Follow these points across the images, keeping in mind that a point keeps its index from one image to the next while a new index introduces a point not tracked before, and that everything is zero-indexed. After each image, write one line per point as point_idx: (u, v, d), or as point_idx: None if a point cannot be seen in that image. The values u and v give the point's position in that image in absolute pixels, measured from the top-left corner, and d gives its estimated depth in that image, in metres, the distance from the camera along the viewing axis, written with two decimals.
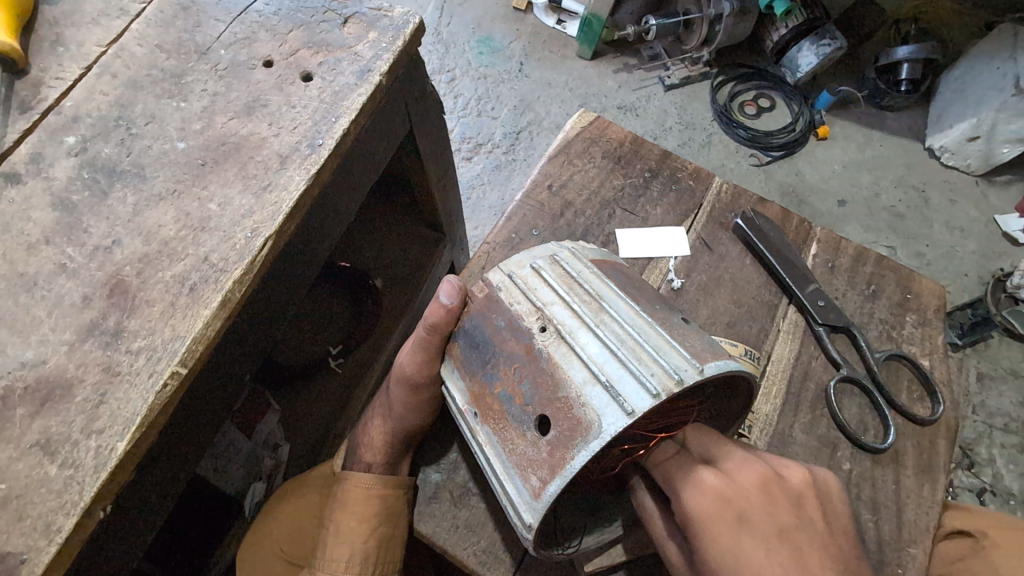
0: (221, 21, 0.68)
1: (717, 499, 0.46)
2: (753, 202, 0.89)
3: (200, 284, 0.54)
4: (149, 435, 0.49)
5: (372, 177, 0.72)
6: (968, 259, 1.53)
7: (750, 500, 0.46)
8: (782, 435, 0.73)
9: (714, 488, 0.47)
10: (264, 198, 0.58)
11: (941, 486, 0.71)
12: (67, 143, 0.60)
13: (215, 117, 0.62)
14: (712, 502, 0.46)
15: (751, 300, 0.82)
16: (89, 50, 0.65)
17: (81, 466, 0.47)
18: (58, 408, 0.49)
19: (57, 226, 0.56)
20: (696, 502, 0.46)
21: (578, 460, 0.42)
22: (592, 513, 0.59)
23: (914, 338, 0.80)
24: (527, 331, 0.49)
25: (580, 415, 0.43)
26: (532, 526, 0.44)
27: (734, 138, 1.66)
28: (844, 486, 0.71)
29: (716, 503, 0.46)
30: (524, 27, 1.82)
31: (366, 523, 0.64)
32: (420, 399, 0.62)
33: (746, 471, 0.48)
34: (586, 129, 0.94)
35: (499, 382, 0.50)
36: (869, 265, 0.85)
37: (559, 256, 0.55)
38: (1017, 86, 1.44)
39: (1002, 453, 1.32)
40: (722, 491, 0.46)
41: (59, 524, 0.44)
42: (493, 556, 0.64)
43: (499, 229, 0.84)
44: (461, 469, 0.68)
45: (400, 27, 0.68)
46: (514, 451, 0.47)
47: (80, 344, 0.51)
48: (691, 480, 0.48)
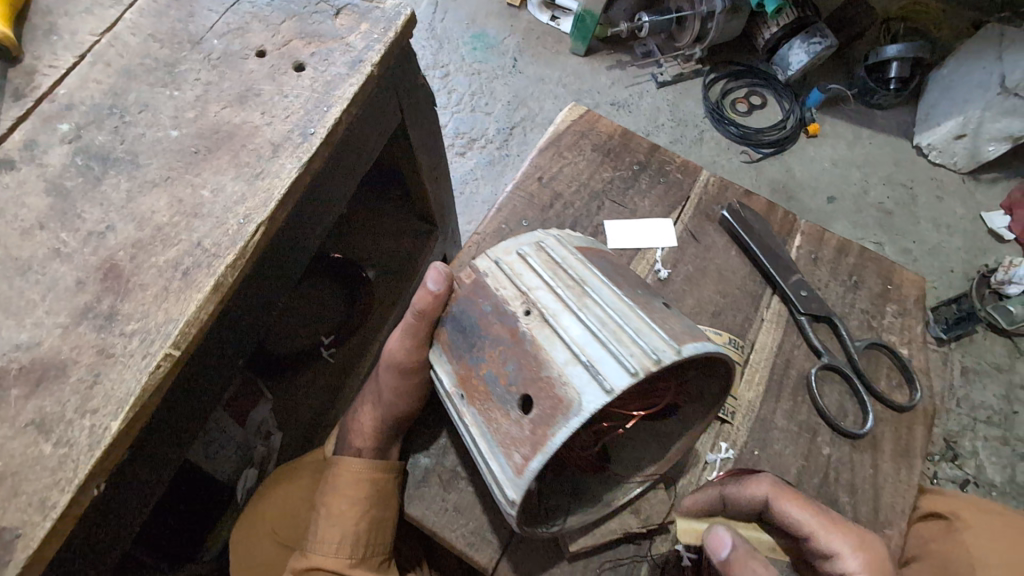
0: (214, 12, 0.69)
1: (874, 552, 0.57)
2: (740, 194, 0.91)
3: (193, 269, 0.55)
4: (142, 416, 0.50)
5: (364, 166, 0.73)
6: (954, 255, 1.55)
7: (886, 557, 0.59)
8: (764, 421, 0.75)
9: (872, 544, 0.58)
10: (256, 185, 0.59)
11: (917, 471, 0.73)
12: (61, 131, 0.61)
13: (208, 106, 0.63)
14: (874, 555, 0.57)
15: (735, 290, 0.83)
16: (83, 39, 0.66)
17: (76, 444, 0.48)
18: (52, 388, 0.50)
19: (52, 211, 0.57)
20: (863, 554, 0.57)
21: (559, 436, 0.43)
22: (575, 495, 0.60)
23: (893, 327, 0.82)
24: (512, 315, 0.51)
25: (562, 393, 0.45)
26: (515, 501, 0.45)
27: (726, 135, 1.68)
28: (823, 469, 0.73)
29: (877, 559, 0.57)
30: (518, 23, 1.83)
31: (357, 505, 0.65)
32: (409, 384, 0.63)
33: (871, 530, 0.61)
34: (576, 122, 0.95)
35: (485, 364, 0.51)
36: (851, 256, 0.87)
37: (545, 242, 0.56)
38: (1003, 85, 1.47)
39: (985, 445, 1.35)
40: (876, 547, 0.58)
41: (54, 500, 0.46)
42: (480, 538, 0.65)
43: (489, 220, 0.85)
44: (450, 453, 0.69)
45: (392, 19, 0.69)
46: (498, 430, 0.48)
47: (74, 327, 0.52)
48: (854, 533, 0.58)
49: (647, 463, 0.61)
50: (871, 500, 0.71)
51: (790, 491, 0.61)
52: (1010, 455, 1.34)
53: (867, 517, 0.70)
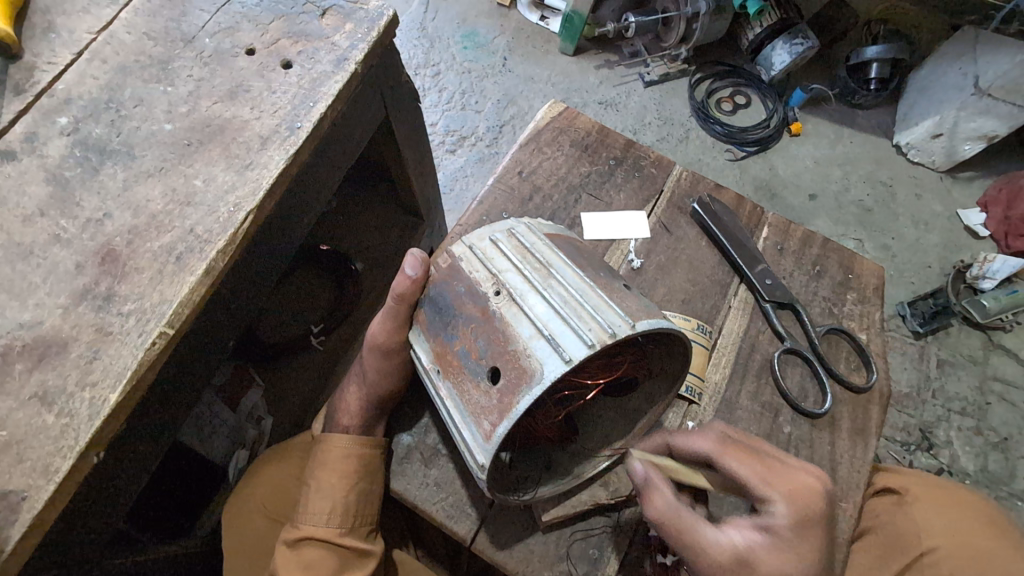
0: (205, 12, 0.73)
1: (812, 503, 0.54)
2: (710, 188, 0.95)
3: (186, 254, 0.59)
4: (139, 389, 0.54)
5: (350, 159, 0.77)
6: (931, 251, 1.60)
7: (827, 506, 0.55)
8: (729, 402, 0.80)
9: (811, 494, 0.54)
10: (246, 176, 0.63)
11: (872, 448, 0.78)
12: (60, 124, 0.64)
13: (200, 101, 0.67)
14: (811, 506, 0.54)
15: (705, 280, 0.88)
16: (79, 37, 0.69)
17: (77, 415, 0.51)
18: (53, 364, 0.53)
19: (52, 199, 0.60)
20: (798, 505, 0.53)
21: (522, 404, 0.47)
22: (547, 469, 0.64)
23: (854, 314, 0.87)
24: (483, 295, 0.55)
25: (526, 365, 0.49)
26: (484, 465, 0.49)
27: (710, 134, 1.73)
28: (784, 447, 0.77)
29: (812, 511, 0.54)
30: (507, 23, 1.87)
31: (344, 479, 0.68)
32: (391, 366, 0.66)
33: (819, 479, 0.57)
34: (555, 119, 0.99)
35: (458, 342, 0.55)
36: (815, 247, 0.91)
37: (516, 229, 0.60)
38: (976, 86, 1.50)
39: (958, 435, 1.40)
40: (816, 498, 0.54)
41: (57, 465, 0.49)
42: (460, 511, 0.69)
43: (471, 212, 0.89)
44: (432, 432, 0.73)
45: (375, 20, 0.73)
46: (470, 401, 0.52)
47: (74, 307, 0.56)
48: (793, 481, 0.55)
49: (615, 438, 0.65)
50: (829, 475, 0.76)
51: (733, 442, 0.58)
52: (983, 444, 1.39)
53: None
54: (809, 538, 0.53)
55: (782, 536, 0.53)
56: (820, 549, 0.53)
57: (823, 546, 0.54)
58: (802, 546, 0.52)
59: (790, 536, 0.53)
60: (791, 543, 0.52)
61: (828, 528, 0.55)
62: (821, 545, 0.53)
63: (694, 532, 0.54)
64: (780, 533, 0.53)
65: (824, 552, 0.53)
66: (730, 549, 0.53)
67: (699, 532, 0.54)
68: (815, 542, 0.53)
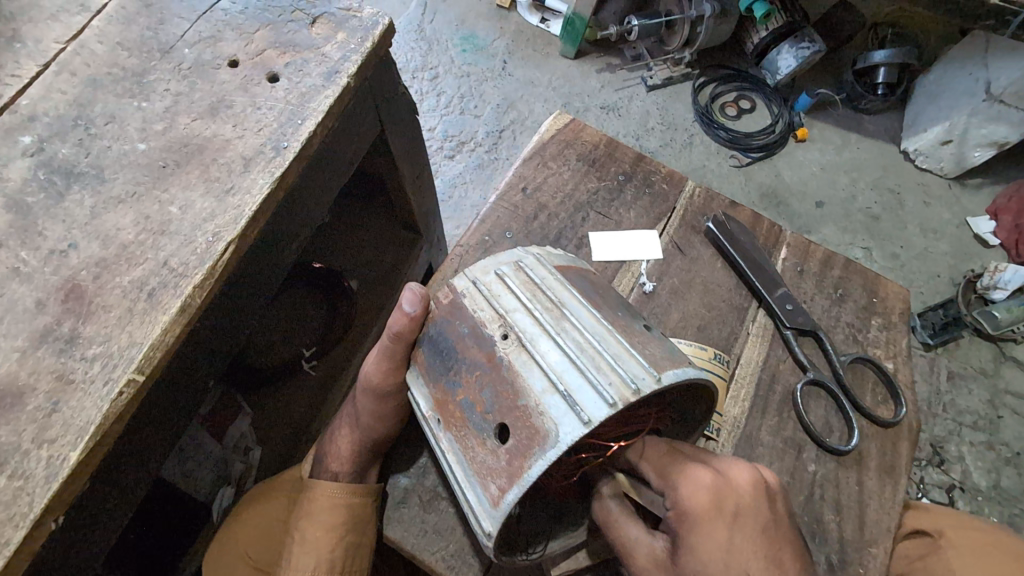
0: (185, 20, 0.67)
1: (713, 495, 0.51)
2: (725, 205, 0.90)
3: (158, 289, 0.53)
4: (103, 445, 0.48)
5: (343, 178, 0.71)
6: (940, 260, 1.54)
7: (740, 498, 0.52)
8: (750, 437, 0.74)
9: (712, 483, 0.51)
10: (227, 202, 0.57)
11: (902, 488, 0.72)
12: (23, 143, 0.58)
13: (178, 118, 0.61)
14: (710, 499, 0.50)
15: (721, 304, 0.82)
16: (47, 47, 0.64)
17: (32, 477, 0.46)
18: (8, 417, 0.47)
19: (11, 228, 0.55)
20: (694, 500, 0.50)
21: (536, 469, 0.43)
22: (558, 519, 0.60)
23: (879, 341, 0.82)
24: (489, 338, 0.50)
25: (538, 424, 0.44)
26: (492, 535, 0.45)
27: (715, 139, 1.67)
28: (808, 487, 0.72)
29: (713, 503, 0.50)
30: (507, 25, 1.81)
31: (331, 532, 0.63)
32: (388, 408, 0.62)
33: (738, 470, 0.54)
34: (560, 132, 0.94)
35: (461, 390, 0.51)
36: (836, 269, 0.86)
37: (524, 262, 0.56)
38: (987, 91, 1.45)
39: (970, 450, 1.31)
40: (718, 488, 0.51)
41: (7, 537, 0.44)
42: (461, 561, 0.63)
43: (472, 232, 0.84)
44: (430, 473, 0.68)
45: (369, 29, 0.68)
46: (475, 459, 0.48)
47: (32, 351, 0.50)
48: (692, 474, 0.52)
49: None
50: (857, 518, 0.70)
51: (657, 447, 0.55)
52: (995, 459, 1.30)
53: (852, 536, 0.69)
54: (710, 532, 0.49)
55: (681, 533, 0.50)
56: (726, 543, 0.49)
57: (738, 540, 0.50)
58: (703, 542, 0.49)
59: (689, 532, 0.50)
60: (689, 539, 0.50)
61: (742, 521, 0.51)
62: (728, 538, 0.49)
63: (617, 529, 0.53)
64: (679, 529, 0.50)
65: (733, 547, 0.49)
66: (642, 548, 0.52)
67: (623, 530, 0.53)
68: (720, 535, 0.49)
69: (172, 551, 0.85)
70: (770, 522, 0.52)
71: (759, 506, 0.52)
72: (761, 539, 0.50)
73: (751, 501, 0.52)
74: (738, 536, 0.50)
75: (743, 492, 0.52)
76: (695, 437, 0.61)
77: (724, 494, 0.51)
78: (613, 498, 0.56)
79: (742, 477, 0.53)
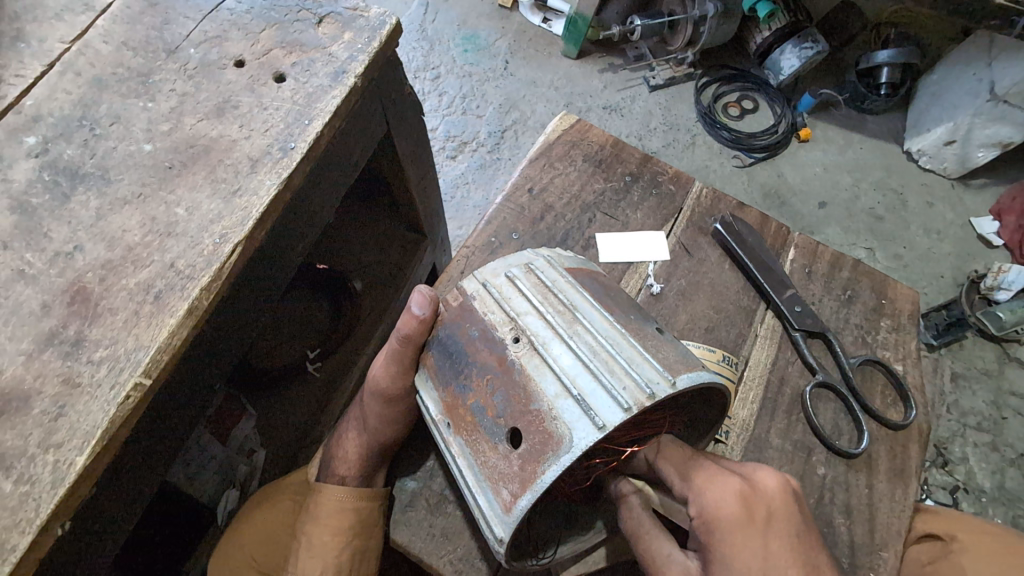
0: (190, 19, 0.66)
1: (743, 501, 0.51)
2: (733, 206, 0.89)
3: (165, 292, 0.53)
4: (109, 451, 0.47)
5: (350, 177, 0.70)
6: (944, 260, 1.54)
7: (770, 503, 0.51)
8: (759, 440, 0.74)
9: (741, 489, 0.51)
10: (234, 203, 0.57)
11: (913, 491, 0.72)
12: (28, 144, 0.58)
13: (184, 118, 0.61)
14: (739, 504, 0.50)
15: (729, 305, 0.82)
16: (52, 47, 0.63)
17: (38, 482, 0.45)
18: (13, 421, 0.47)
19: (16, 230, 0.54)
20: (723, 507, 0.50)
21: (549, 475, 0.43)
22: (568, 523, 0.61)
23: (889, 343, 0.81)
24: (500, 341, 0.51)
25: (551, 429, 0.45)
26: (503, 540, 0.45)
27: (718, 139, 1.66)
28: (818, 490, 0.71)
29: (743, 509, 0.50)
30: (509, 25, 1.81)
31: (339, 536, 0.63)
32: (396, 411, 0.62)
33: (764, 475, 0.54)
34: (567, 132, 0.94)
35: (472, 394, 0.51)
36: (845, 270, 0.86)
37: (534, 265, 0.57)
38: (992, 91, 1.43)
39: (975, 451, 1.30)
40: (747, 493, 0.51)
41: (13, 543, 0.43)
42: (469, 565, 0.63)
43: (478, 233, 0.83)
44: (437, 476, 0.67)
45: (376, 28, 0.67)
46: (486, 464, 0.48)
47: (38, 354, 0.50)
48: (719, 481, 0.52)
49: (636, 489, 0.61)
50: (867, 522, 0.70)
51: (682, 453, 0.55)
52: (999, 460, 1.29)
53: (863, 539, 0.69)
54: (744, 540, 0.49)
55: (712, 543, 0.50)
56: (761, 549, 0.49)
57: (773, 546, 0.49)
58: (735, 549, 0.49)
59: (720, 541, 0.49)
60: (721, 549, 0.49)
61: (775, 526, 0.50)
62: (764, 545, 0.49)
63: (647, 543, 0.52)
64: (709, 539, 0.50)
65: (769, 553, 0.49)
66: (675, 563, 0.51)
67: (653, 544, 0.52)
68: (754, 542, 0.49)
69: (174, 558, 0.85)
70: (801, 527, 0.52)
71: (791, 511, 0.52)
72: (795, 546, 0.50)
73: (781, 506, 0.52)
74: (773, 543, 0.49)
75: (772, 498, 0.52)
76: (707, 440, 0.61)
77: (754, 500, 0.51)
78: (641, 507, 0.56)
79: (769, 481, 0.53)
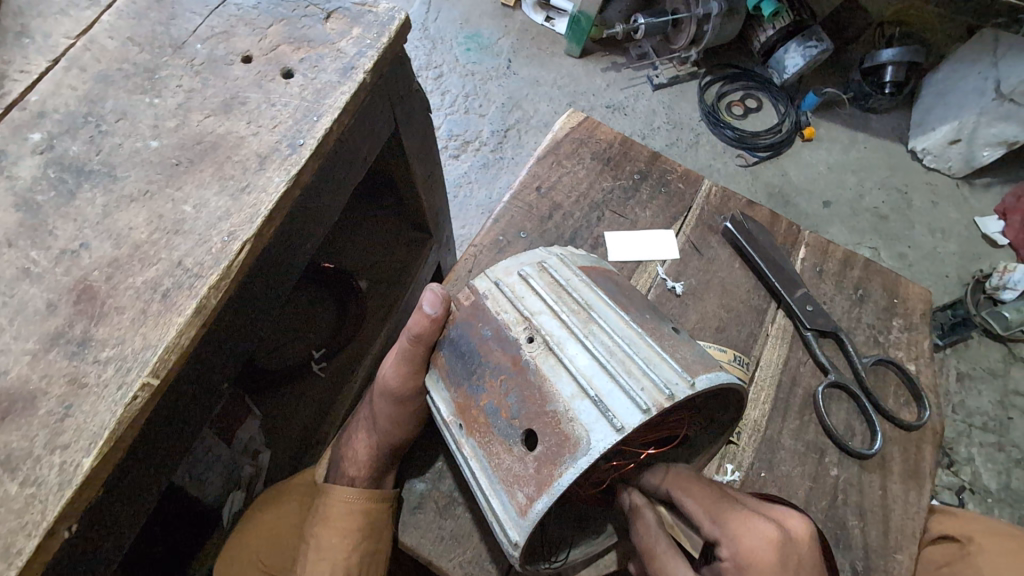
0: (197, 14, 0.66)
1: (778, 549, 0.48)
2: (742, 205, 0.88)
3: (173, 290, 0.52)
4: (116, 452, 0.47)
5: (357, 175, 0.69)
6: (949, 259, 1.53)
7: (802, 552, 0.49)
8: (770, 441, 0.73)
9: (777, 536, 0.49)
10: (242, 200, 0.56)
11: (927, 492, 0.71)
12: (33, 141, 0.57)
13: (191, 114, 0.60)
14: (774, 552, 0.48)
15: (739, 305, 0.81)
16: (57, 42, 0.62)
17: (44, 483, 0.44)
18: (19, 422, 0.46)
19: (21, 227, 0.53)
20: (758, 552, 0.48)
21: (566, 478, 0.43)
22: (579, 526, 0.60)
23: (900, 343, 0.80)
24: (515, 342, 0.51)
25: (569, 430, 0.45)
26: (519, 544, 0.44)
27: (722, 139, 1.65)
28: (831, 491, 0.70)
29: (777, 558, 0.48)
30: (513, 23, 1.80)
31: (348, 539, 0.62)
32: (407, 412, 0.61)
33: (795, 522, 0.52)
34: (575, 129, 0.93)
35: (485, 395, 0.51)
36: (856, 269, 0.85)
37: (547, 263, 0.56)
38: (997, 90, 1.42)
39: (980, 452, 1.29)
40: (782, 541, 0.49)
41: (20, 546, 0.42)
42: (479, 568, 0.62)
43: (486, 231, 0.82)
44: (446, 478, 0.66)
45: (386, 23, 0.66)
46: (500, 466, 0.48)
47: (44, 354, 0.49)
48: (753, 525, 0.50)
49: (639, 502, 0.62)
50: (881, 523, 0.69)
51: (708, 490, 0.55)
52: (1005, 461, 1.28)
53: (877, 541, 0.68)
54: None
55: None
56: None
57: None
58: None
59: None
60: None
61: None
62: None
63: (662, 563, 0.51)
64: None
65: None
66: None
67: (666, 566, 0.51)
68: None
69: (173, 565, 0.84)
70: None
71: (818, 560, 0.50)
72: None
73: (813, 555, 0.49)
74: None
75: (803, 547, 0.50)
76: (724, 440, 0.61)
77: (789, 548, 0.49)
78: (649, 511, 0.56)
79: (802, 529, 0.51)
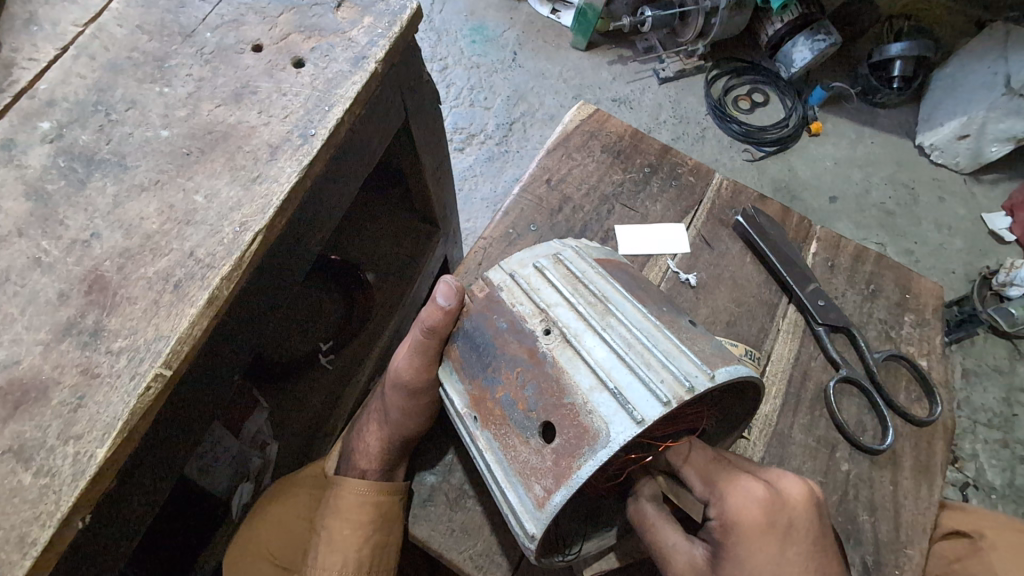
0: (206, 2, 0.65)
1: (766, 511, 0.51)
2: (754, 199, 0.88)
3: (185, 281, 0.51)
4: (129, 443, 0.46)
5: (367, 167, 0.69)
6: (956, 256, 1.52)
7: (792, 512, 0.52)
8: (782, 435, 0.72)
9: (766, 500, 0.52)
10: (254, 190, 0.56)
11: (938, 487, 0.71)
12: (42, 129, 0.56)
13: (201, 104, 0.59)
14: (761, 514, 0.51)
15: (751, 299, 0.80)
16: (65, 30, 0.61)
17: (58, 474, 0.44)
18: (32, 412, 0.46)
19: (32, 217, 0.53)
20: (745, 513, 0.51)
21: (584, 470, 0.43)
22: (590, 521, 0.60)
23: (912, 338, 0.80)
24: (531, 334, 0.50)
25: (587, 423, 0.44)
26: (536, 536, 0.44)
27: (728, 132, 1.64)
28: (842, 486, 0.70)
29: (765, 518, 0.51)
30: (518, 16, 1.78)
31: (359, 530, 0.62)
32: (420, 403, 0.61)
33: (789, 484, 0.54)
34: (585, 122, 0.92)
35: (501, 387, 0.50)
36: (868, 264, 0.84)
37: (562, 255, 0.56)
38: (1008, 85, 1.42)
39: (985, 448, 1.29)
40: (771, 503, 0.52)
41: (34, 536, 0.42)
42: (489, 561, 0.62)
43: (495, 224, 0.82)
44: (456, 471, 0.66)
45: (397, 13, 0.65)
46: (516, 458, 0.48)
47: (56, 344, 0.48)
48: (742, 487, 0.52)
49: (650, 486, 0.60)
50: (891, 518, 0.69)
51: (710, 459, 0.54)
52: (1010, 457, 1.28)
53: (887, 536, 0.68)
54: (762, 546, 0.50)
55: (727, 543, 0.51)
56: (777, 557, 0.50)
57: (790, 554, 0.51)
58: (752, 554, 0.50)
59: (735, 545, 0.51)
60: (735, 552, 0.50)
61: (796, 532, 0.52)
62: (780, 551, 0.50)
63: (655, 532, 0.53)
64: (724, 540, 0.51)
65: (784, 561, 0.50)
66: (680, 554, 0.52)
67: (659, 536, 0.52)
68: (771, 549, 0.50)
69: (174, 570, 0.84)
70: (819, 537, 0.53)
71: (812, 518, 0.53)
72: (812, 553, 0.52)
73: (804, 516, 0.52)
74: (788, 551, 0.50)
75: (795, 507, 0.52)
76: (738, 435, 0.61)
77: (776, 509, 0.52)
78: (651, 502, 0.55)
79: (793, 491, 0.53)
